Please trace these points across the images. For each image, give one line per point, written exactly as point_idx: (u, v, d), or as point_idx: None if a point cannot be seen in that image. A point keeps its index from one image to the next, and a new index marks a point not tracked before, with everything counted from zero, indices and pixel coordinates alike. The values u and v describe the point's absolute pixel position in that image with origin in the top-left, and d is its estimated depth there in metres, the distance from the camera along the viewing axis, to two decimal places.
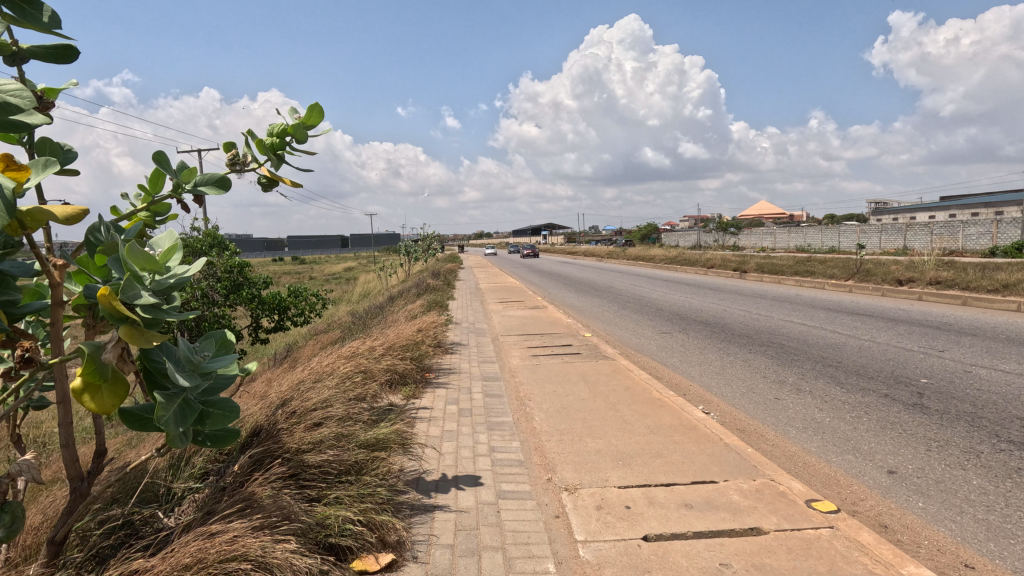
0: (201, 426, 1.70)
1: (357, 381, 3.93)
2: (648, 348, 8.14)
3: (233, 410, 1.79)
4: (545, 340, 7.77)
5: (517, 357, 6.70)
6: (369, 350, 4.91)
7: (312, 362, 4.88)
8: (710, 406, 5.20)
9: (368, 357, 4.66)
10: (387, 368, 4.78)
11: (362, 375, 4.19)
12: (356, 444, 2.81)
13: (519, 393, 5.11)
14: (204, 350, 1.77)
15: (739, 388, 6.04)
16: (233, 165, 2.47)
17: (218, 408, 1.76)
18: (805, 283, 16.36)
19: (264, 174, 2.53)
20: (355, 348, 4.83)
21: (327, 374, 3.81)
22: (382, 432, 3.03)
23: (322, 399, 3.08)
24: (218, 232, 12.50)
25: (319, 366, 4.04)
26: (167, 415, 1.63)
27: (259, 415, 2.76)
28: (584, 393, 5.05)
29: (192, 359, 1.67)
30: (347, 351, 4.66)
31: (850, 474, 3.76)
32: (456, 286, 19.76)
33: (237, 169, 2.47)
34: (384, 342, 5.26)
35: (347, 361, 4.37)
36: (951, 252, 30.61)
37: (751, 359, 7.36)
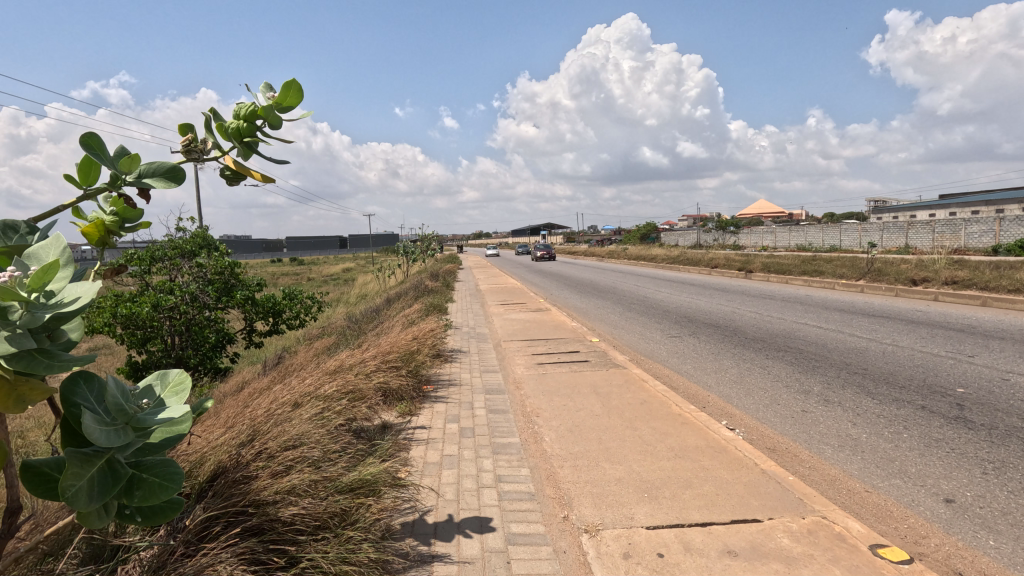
0: (128, 502, 1.11)
1: (344, 403, 3.50)
2: (658, 354, 7.71)
3: (180, 476, 1.18)
4: (550, 346, 7.33)
5: (521, 365, 6.26)
6: (361, 363, 4.47)
7: (297, 377, 4.44)
8: (734, 422, 4.76)
9: (359, 372, 4.24)
10: (379, 383, 4.35)
11: (351, 395, 3.76)
12: (336, 489, 2.38)
13: (525, 408, 4.67)
14: (143, 398, 1.25)
15: (760, 399, 5.61)
16: (188, 153, 1.99)
17: (157, 473, 1.15)
18: (813, 284, 15.95)
19: (228, 165, 2.04)
20: (344, 362, 4.40)
21: (310, 397, 3.38)
22: (370, 471, 2.60)
23: (298, 432, 2.64)
24: (208, 234, 12.10)
25: (301, 385, 3.60)
26: (77, 487, 1.06)
27: (220, 455, 2.32)
28: (597, 408, 4.61)
29: (123, 406, 1.14)
30: (334, 366, 4.22)
31: (903, 504, 3.32)
32: (456, 288, 19.36)
33: (194, 159, 1.99)
34: (377, 353, 4.83)
35: (335, 378, 3.94)
36: (955, 250, 30.28)
37: (769, 366, 6.92)
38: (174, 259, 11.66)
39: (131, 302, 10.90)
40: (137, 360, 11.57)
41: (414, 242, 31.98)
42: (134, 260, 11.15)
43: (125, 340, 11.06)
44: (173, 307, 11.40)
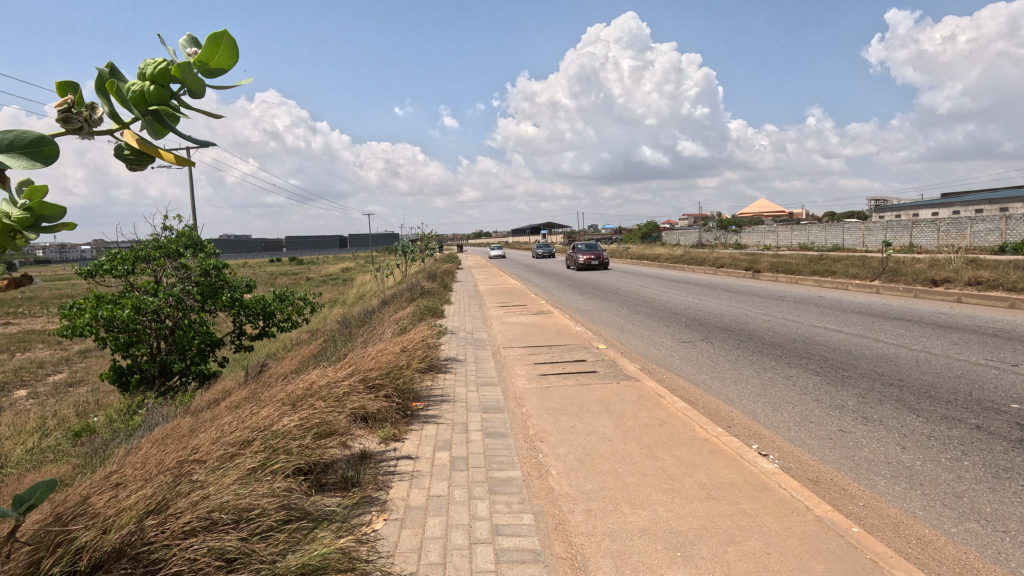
0: None
1: (305, 442, 2.99)
2: (670, 363, 7.12)
3: None
4: (553, 354, 6.72)
5: (522, 377, 5.68)
6: (338, 381, 3.94)
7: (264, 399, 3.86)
8: (766, 446, 4.17)
9: (334, 393, 3.71)
10: (359, 405, 3.80)
11: (319, 428, 3.22)
12: None
13: (528, 430, 4.08)
14: None
15: (790, 416, 5.00)
16: (65, 121, 1.33)
17: None
18: (826, 284, 15.35)
19: (127, 145, 1.31)
20: (316, 380, 3.88)
21: (262, 436, 2.89)
22: (318, 553, 2.06)
23: (226, 504, 2.15)
24: (194, 234, 11.57)
25: (255, 417, 3.11)
26: None
27: (114, 539, 1.88)
28: (610, 431, 4.01)
29: None
30: (304, 386, 3.72)
31: (989, 558, 2.73)
32: (455, 289, 18.84)
33: (77, 132, 1.31)
34: (359, 369, 4.26)
35: (300, 407, 3.37)
36: (962, 248, 29.64)
37: (793, 376, 6.33)
38: (157, 260, 11.12)
39: (111, 304, 10.37)
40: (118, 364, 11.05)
41: (413, 241, 31.41)
42: (115, 260, 10.64)
43: (104, 344, 10.52)
44: (156, 309, 10.87)
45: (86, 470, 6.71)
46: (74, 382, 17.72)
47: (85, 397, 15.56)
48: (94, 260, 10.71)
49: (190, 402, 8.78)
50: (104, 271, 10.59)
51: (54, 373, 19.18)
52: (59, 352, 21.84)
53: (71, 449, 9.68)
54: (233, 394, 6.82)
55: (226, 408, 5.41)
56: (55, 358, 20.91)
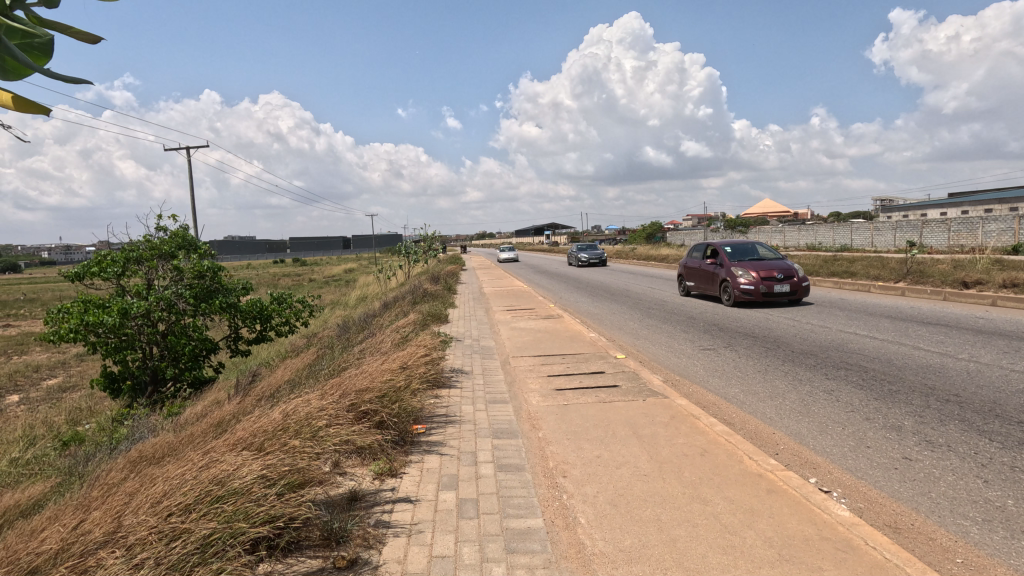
0: None
1: (270, 501, 2.38)
2: (695, 374, 6.53)
3: None
4: (568, 365, 6.12)
5: (534, 393, 5.10)
6: (321, 410, 3.35)
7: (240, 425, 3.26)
8: (825, 480, 3.57)
9: (313, 429, 3.11)
10: (346, 438, 3.24)
11: (292, 481, 2.60)
12: None
13: (548, 462, 3.49)
14: None
15: (842, 439, 4.38)
16: None
17: None
18: (845, 286, 14.71)
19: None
20: (295, 408, 3.29)
21: (211, 500, 2.30)
22: None
23: None
24: (188, 234, 11.02)
25: (208, 464, 2.52)
26: None
27: None
28: (643, 464, 3.42)
29: None
30: (280, 416, 3.13)
31: None
32: (459, 291, 18.31)
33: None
34: (345, 395, 3.68)
35: (272, 451, 2.74)
36: (975, 249, 28.89)
37: (834, 390, 5.72)
38: (149, 261, 10.59)
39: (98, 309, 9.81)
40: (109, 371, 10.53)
41: (415, 242, 30.77)
42: (105, 262, 10.12)
43: (92, 350, 10.00)
44: (146, 314, 10.29)
45: (61, 492, 6.16)
46: (68, 387, 17.24)
47: (79, 403, 15.06)
48: (83, 262, 10.21)
49: (177, 415, 8.26)
50: (94, 273, 10.08)
51: (49, 377, 18.70)
52: (55, 356, 21.34)
53: (55, 461, 9.18)
54: (219, 409, 6.26)
55: (207, 429, 4.87)
56: (51, 361, 20.44)
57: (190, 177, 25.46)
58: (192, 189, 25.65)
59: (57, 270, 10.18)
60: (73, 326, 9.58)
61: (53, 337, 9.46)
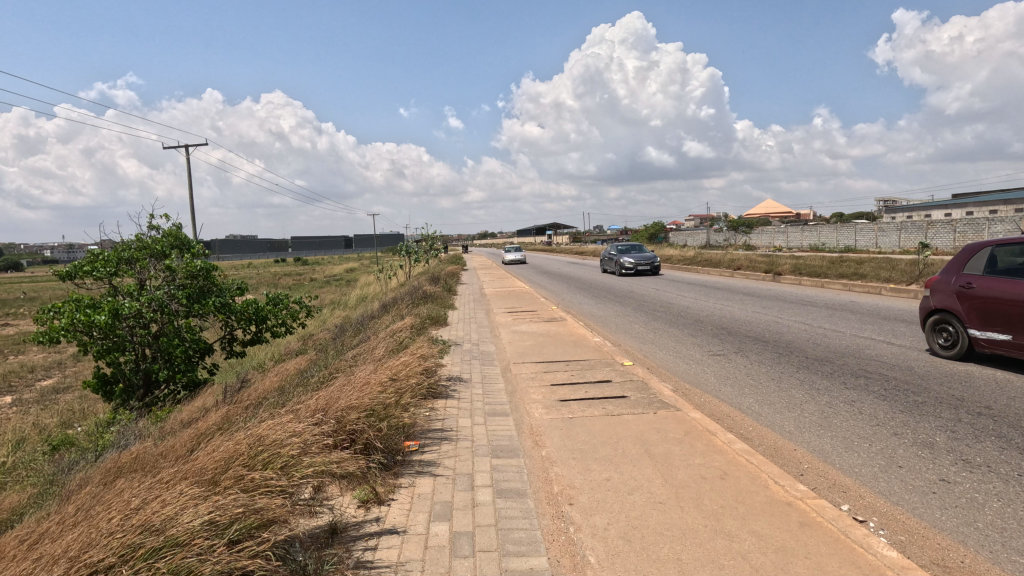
0: None
1: (217, 553, 2.08)
2: (706, 383, 6.19)
3: None
4: (572, 373, 5.79)
5: (537, 404, 4.77)
6: (296, 433, 3.05)
7: (209, 449, 2.96)
8: (859, 507, 3.23)
9: (282, 457, 2.80)
10: (323, 465, 2.92)
11: (249, 524, 2.29)
12: None
13: (553, 486, 3.16)
14: None
15: (871, 458, 4.04)
16: None
17: None
18: (855, 289, 14.33)
19: None
20: (266, 431, 2.98)
21: (144, 556, 2.02)
22: None
23: None
24: (182, 233, 10.72)
25: (152, 505, 2.24)
26: None
27: None
28: (658, 489, 3.09)
29: None
30: (247, 441, 2.83)
31: None
32: (460, 292, 18.00)
33: None
34: (325, 415, 3.37)
35: (231, 490, 2.43)
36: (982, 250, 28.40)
37: (856, 401, 5.38)
38: (140, 261, 10.26)
39: (89, 308, 9.46)
40: (101, 373, 10.23)
41: (416, 241, 30.38)
42: (97, 261, 9.82)
43: (83, 351, 9.68)
44: (139, 315, 9.97)
45: (39, 503, 5.87)
46: (63, 388, 16.95)
47: (73, 405, 14.79)
48: (74, 260, 9.90)
49: (165, 420, 7.95)
50: (85, 273, 9.76)
51: (44, 377, 18.41)
52: (52, 355, 21.07)
53: (41, 467, 8.90)
54: (205, 418, 5.95)
55: (188, 441, 4.56)
56: (47, 361, 20.15)
57: (189, 176, 25.25)
58: (191, 186, 25.34)
59: (47, 269, 9.86)
60: (64, 326, 9.26)
61: (42, 338, 9.13)
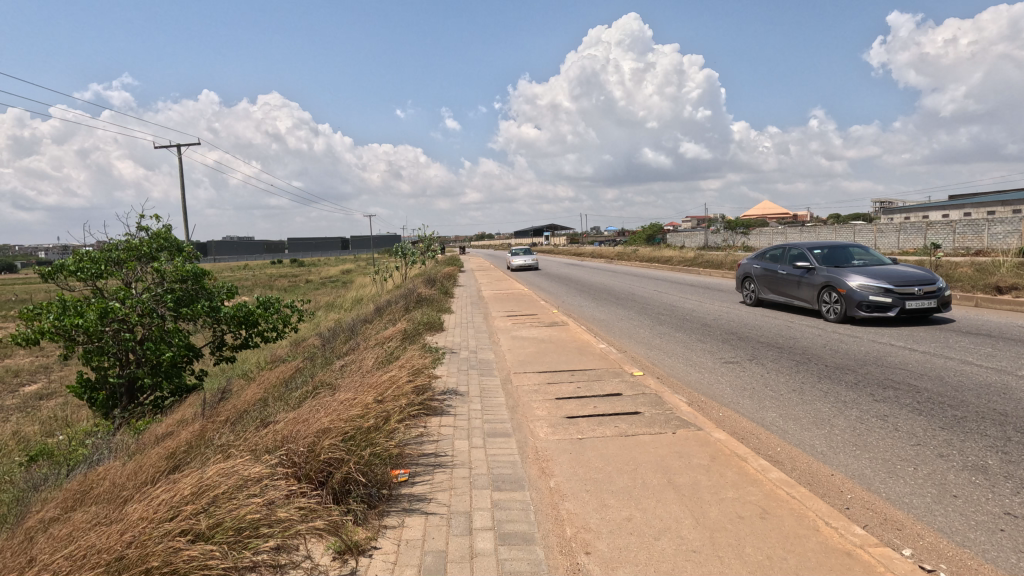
0: None
1: None
2: (722, 395, 5.73)
3: None
4: (579, 385, 5.33)
5: (542, 422, 4.28)
6: (254, 480, 2.56)
7: (152, 496, 2.48)
8: (922, 551, 2.76)
9: (229, 516, 2.32)
10: (286, 515, 2.44)
11: None
12: None
13: (565, 530, 2.68)
14: None
15: (919, 486, 3.57)
16: None
17: None
18: None
19: None
20: (216, 475, 2.50)
21: None
22: None
23: None
24: (171, 234, 10.22)
25: None
26: None
27: None
28: (691, 533, 2.62)
29: None
30: (188, 494, 2.35)
31: None
32: (456, 295, 17.50)
33: None
34: (297, 447, 2.89)
35: None
36: (982, 252, 28.10)
37: (889, 416, 4.91)
38: (127, 262, 9.75)
39: (75, 310, 8.91)
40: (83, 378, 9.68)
41: (412, 242, 29.87)
42: (82, 261, 9.29)
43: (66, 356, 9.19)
44: (124, 319, 9.42)
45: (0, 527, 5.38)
46: (47, 395, 16.35)
47: (56, 412, 14.25)
48: (59, 259, 9.39)
49: (142, 433, 7.46)
50: (69, 272, 9.23)
51: (30, 382, 17.82)
52: (38, 359, 20.39)
53: (15, 480, 8.42)
54: (180, 434, 5.46)
55: (155, 463, 4.07)
56: (33, 365, 19.53)
57: (181, 177, 24.79)
58: (182, 185, 24.71)
59: (31, 267, 9.35)
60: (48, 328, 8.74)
61: (22, 340, 8.65)
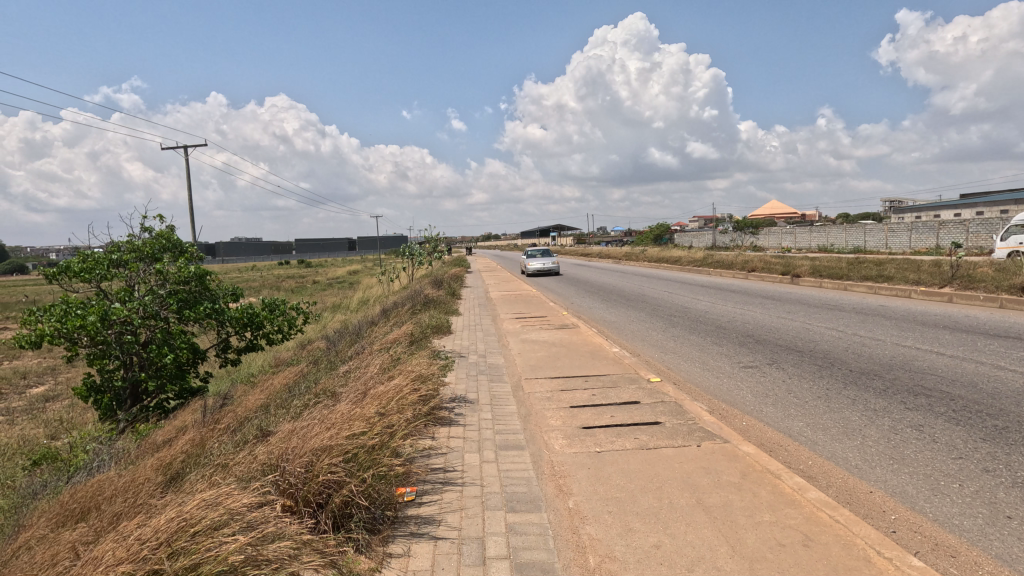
0: None
1: None
2: (744, 403, 5.46)
3: None
4: (594, 392, 5.07)
5: (557, 434, 4.03)
6: (241, 513, 2.30)
7: (131, 530, 2.24)
8: None
9: (209, 554, 2.05)
10: (278, 547, 2.18)
11: None
12: None
13: (588, 559, 2.43)
14: None
15: (968, 505, 3.29)
16: None
17: None
18: (881, 292, 13.57)
19: None
20: (199, 508, 2.26)
21: None
22: None
23: None
24: (176, 235, 10.04)
25: None
26: None
27: None
28: (728, 565, 2.35)
29: None
30: (164, 531, 2.11)
31: None
32: (463, 296, 17.30)
33: None
34: (290, 469, 2.65)
35: None
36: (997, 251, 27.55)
37: (924, 426, 4.63)
38: (130, 264, 9.58)
39: (77, 313, 8.71)
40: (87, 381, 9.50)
41: (419, 242, 29.69)
42: (86, 262, 9.11)
43: (69, 359, 9.01)
44: (127, 321, 9.20)
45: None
46: (53, 397, 16.23)
47: (61, 414, 14.10)
48: (63, 260, 9.20)
49: (144, 439, 7.28)
50: (73, 274, 9.04)
51: (36, 384, 17.72)
52: (47, 361, 20.38)
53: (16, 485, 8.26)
54: (178, 443, 5.23)
55: (149, 476, 3.86)
56: (41, 367, 19.46)
57: (188, 178, 24.80)
58: (189, 186, 24.62)
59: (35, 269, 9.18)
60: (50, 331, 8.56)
61: (24, 343, 8.48)
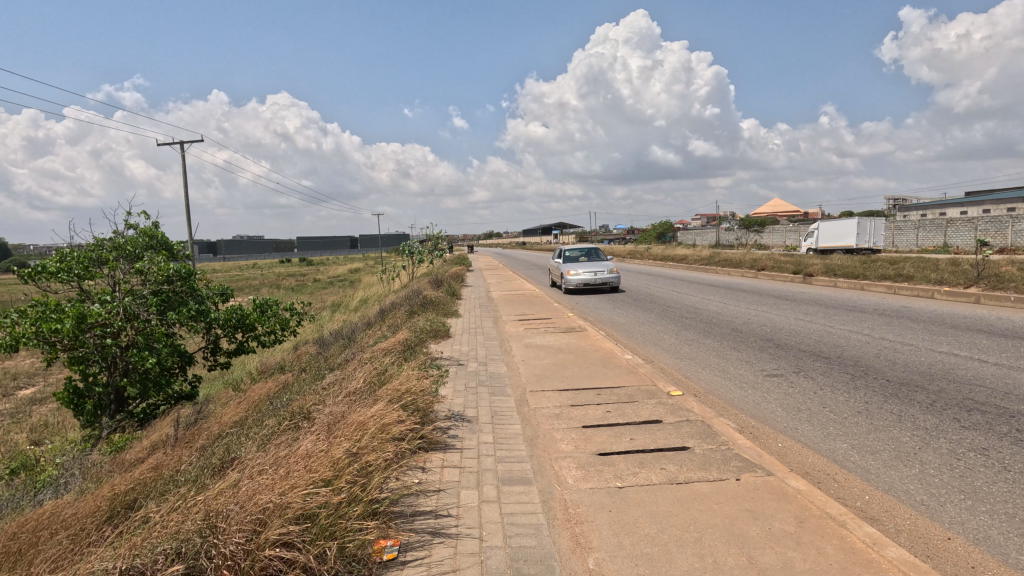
0: None
1: None
2: (776, 419, 4.87)
3: None
4: (609, 409, 4.48)
5: (568, 463, 3.43)
6: None
7: None
8: None
9: None
10: None
11: None
12: None
13: None
14: None
15: None
16: None
17: None
18: (902, 292, 12.93)
19: None
20: None
21: None
22: None
23: None
24: (159, 233, 9.57)
25: None
26: None
27: None
28: None
29: None
30: None
31: None
32: (464, 296, 16.76)
33: None
34: (229, 540, 2.10)
35: None
36: (1005, 250, 26.91)
37: (990, 450, 4.03)
38: (111, 262, 8.98)
39: (53, 314, 8.12)
40: (71, 385, 8.93)
41: (420, 241, 29.07)
42: (64, 261, 8.52)
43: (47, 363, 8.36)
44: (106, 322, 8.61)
45: None
46: (41, 400, 15.70)
47: (47, 418, 13.56)
48: (40, 259, 8.65)
49: (118, 453, 6.72)
50: (49, 274, 8.46)
51: (26, 386, 17.20)
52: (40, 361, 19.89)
53: None
54: (142, 465, 4.68)
55: (90, 513, 3.25)
56: (33, 368, 18.97)
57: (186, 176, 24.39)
58: (185, 183, 24.11)
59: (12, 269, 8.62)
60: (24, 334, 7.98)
61: None
